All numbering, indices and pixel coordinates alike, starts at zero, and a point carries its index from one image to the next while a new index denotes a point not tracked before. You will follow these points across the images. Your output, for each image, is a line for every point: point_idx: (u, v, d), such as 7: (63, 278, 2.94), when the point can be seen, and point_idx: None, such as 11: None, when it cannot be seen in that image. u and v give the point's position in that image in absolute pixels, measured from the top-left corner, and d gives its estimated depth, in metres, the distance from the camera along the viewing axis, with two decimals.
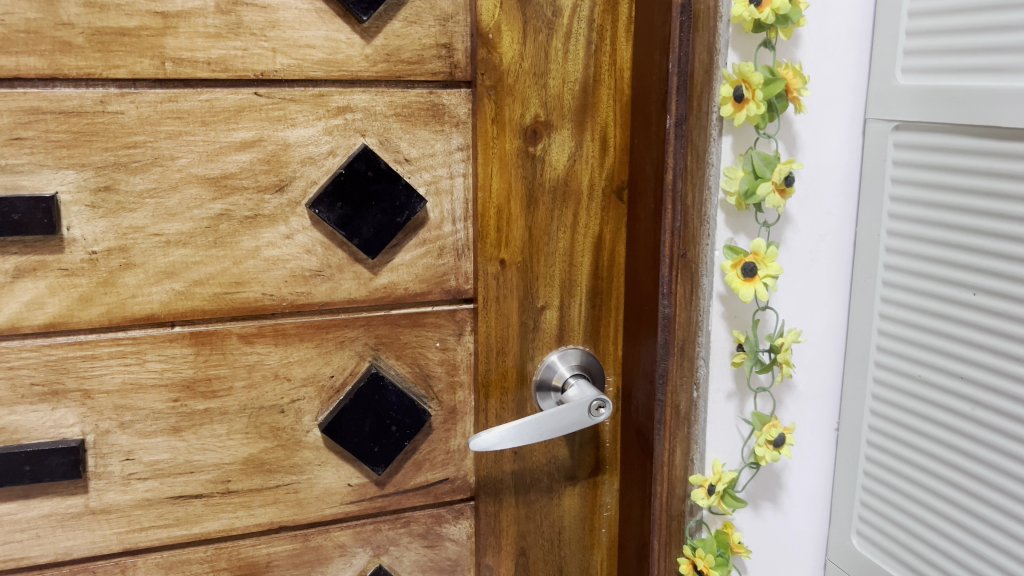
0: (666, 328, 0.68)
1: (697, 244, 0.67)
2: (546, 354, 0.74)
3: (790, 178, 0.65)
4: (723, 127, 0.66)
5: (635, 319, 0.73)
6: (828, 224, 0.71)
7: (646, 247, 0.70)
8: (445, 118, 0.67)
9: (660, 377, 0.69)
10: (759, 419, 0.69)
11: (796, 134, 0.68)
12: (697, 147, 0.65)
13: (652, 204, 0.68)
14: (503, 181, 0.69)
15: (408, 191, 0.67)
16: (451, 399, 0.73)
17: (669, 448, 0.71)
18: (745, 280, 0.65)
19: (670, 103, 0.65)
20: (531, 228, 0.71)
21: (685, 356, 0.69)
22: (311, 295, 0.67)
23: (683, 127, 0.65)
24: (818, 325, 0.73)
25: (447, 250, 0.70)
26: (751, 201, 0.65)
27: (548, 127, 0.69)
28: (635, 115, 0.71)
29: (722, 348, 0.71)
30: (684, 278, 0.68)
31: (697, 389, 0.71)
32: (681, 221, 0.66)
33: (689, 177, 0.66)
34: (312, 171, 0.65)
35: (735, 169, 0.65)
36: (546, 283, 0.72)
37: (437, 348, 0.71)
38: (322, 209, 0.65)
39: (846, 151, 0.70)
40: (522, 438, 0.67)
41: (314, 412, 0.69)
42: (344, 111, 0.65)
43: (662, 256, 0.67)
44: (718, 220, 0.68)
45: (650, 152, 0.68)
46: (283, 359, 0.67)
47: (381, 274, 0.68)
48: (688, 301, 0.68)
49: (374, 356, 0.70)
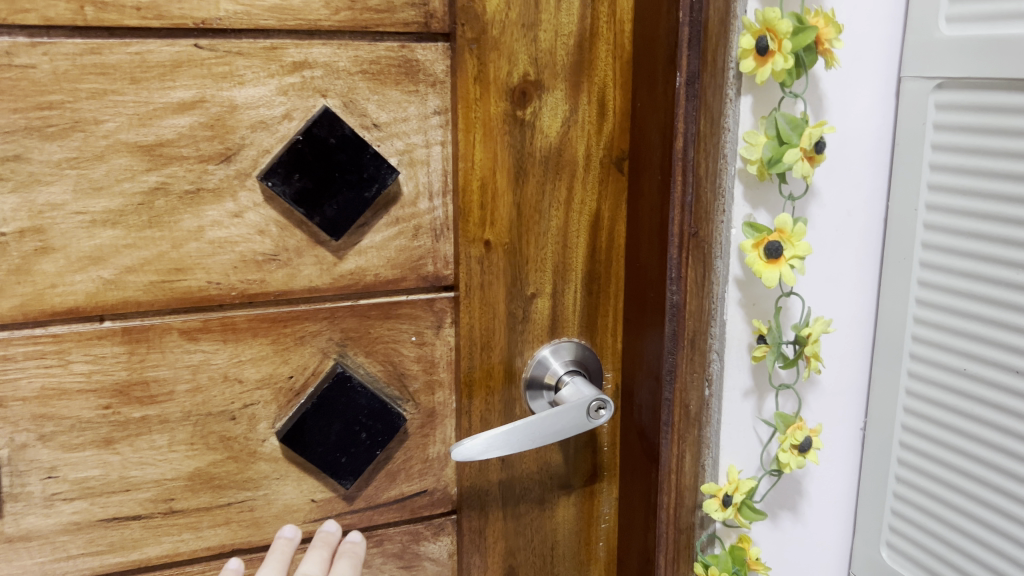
0: (675, 318, 0.60)
1: (711, 221, 0.58)
2: (537, 348, 0.65)
3: (820, 143, 0.56)
4: (741, 86, 0.58)
5: (639, 308, 0.64)
6: (858, 198, 0.62)
7: (652, 226, 0.61)
8: (420, 76, 0.58)
9: (668, 373, 0.61)
10: (783, 420, 0.60)
11: (823, 93, 0.59)
12: (711, 110, 0.57)
13: (659, 176, 0.59)
14: (488, 151, 0.59)
15: (378, 161, 0.58)
16: (429, 401, 0.64)
17: (679, 454, 0.62)
18: (768, 262, 0.56)
19: (681, 58, 0.56)
20: (520, 204, 0.61)
21: (696, 350, 0.61)
22: (265, 283, 0.58)
23: (696, 85, 0.56)
24: (845, 312, 0.65)
25: (423, 231, 0.61)
26: (775, 171, 0.56)
27: (539, 87, 0.60)
28: (639, 75, 0.62)
29: (739, 339, 0.62)
30: (697, 261, 0.59)
31: (709, 387, 0.62)
32: (694, 196, 0.58)
33: (702, 144, 0.57)
34: (263, 137, 0.55)
35: (756, 134, 0.57)
36: (537, 267, 0.63)
37: (413, 342, 0.62)
38: (275, 181, 0.56)
39: (878, 114, 0.61)
40: (511, 446, 0.58)
41: (271, 419, 0.60)
42: (301, 67, 0.55)
43: (670, 235, 0.58)
44: (737, 193, 0.59)
45: (656, 116, 0.59)
46: (233, 358, 0.58)
47: (346, 258, 0.59)
48: (700, 287, 0.59)
49: (340, 353, 0.60)
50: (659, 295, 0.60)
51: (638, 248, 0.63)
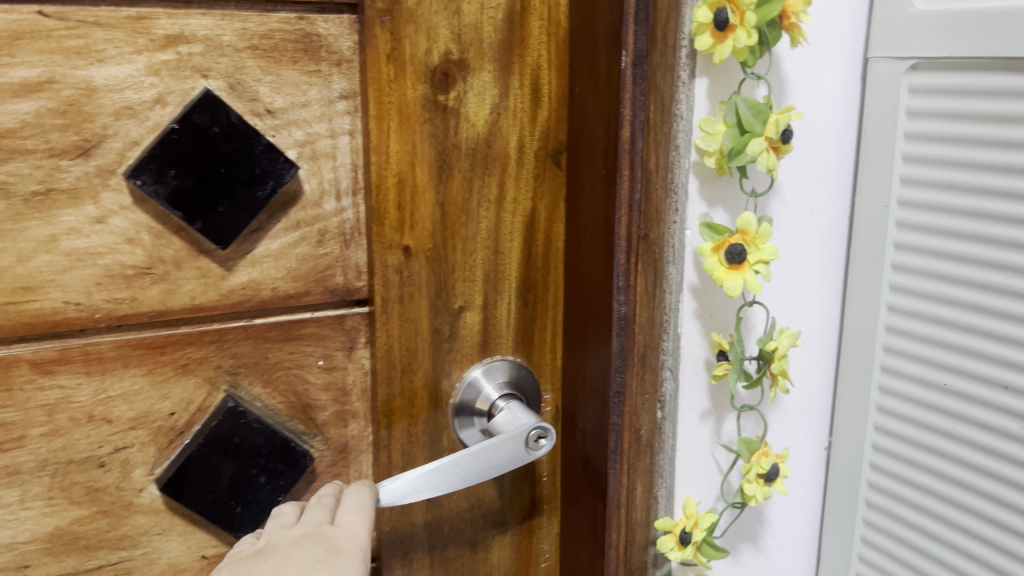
0: (623, 332, 0.52)
1: (662, 223, 0.51)
2: (466, 369, 0.56)
3: (786, 132, 0.49)
4: (695, 66, 0.50)
5: (581, 322, 0.56)
6: (820, 193, 0.56)
7: (594, 228, 0.53)
8: (322, 54, 0.49)
9: (616, 395, 0.53)
10: (748, 446, 0.52)
11: (786, 75, 0.52)
12: (661, 94, 0.49)
13: (601, 170, 0.52)
14: (405, 141, 0.51)
15: (272, 154, 0.48)
16: (341, 435, 0.55)
17: (630, 488, 0.55)
18: (730, 268, 0.49)
19: (626, 34, 0.47)
20: (444, 203, 0.53)
21: (646, 368, 0.53)
22: (137, 303, 0.48)
23: (644, 65, 0.48)
24: (809, 320, 0.58)
25: (329, 236, 0.52)
26: (736, 164, 0.49)
27: (462, 68, 0.52)
28: (578, 56, 0.54)
29: (694, 356, 0.55)
30: (646, 267, 0.51)
31: (661, 409, 0.55)
32: (643, 193, 0.50)
33: (651, 133, 0.49)
34: (130, 126, 0.46)
35: (715, 121, 0.49)
36: (465, 276, 0.55)
37: (321, 367, 0.53)
38: (146, 179, 0.46)
39: (844, 100, 0.55)
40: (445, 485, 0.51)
41: (148, 464, 0.50)
42: (176, 42, 0.46)
43: (616, 238, 0.50)
44: (692, 189, 0.52)
45: (598, 103, 0.51)
46: (100, 394, 0.48)
47: (237, 271, 0.50)
48: (650, 297, 0.52)
49: (231, 386, 0.51)
50: (605, 308, 0.52)
51: (579, 253, 0.55)
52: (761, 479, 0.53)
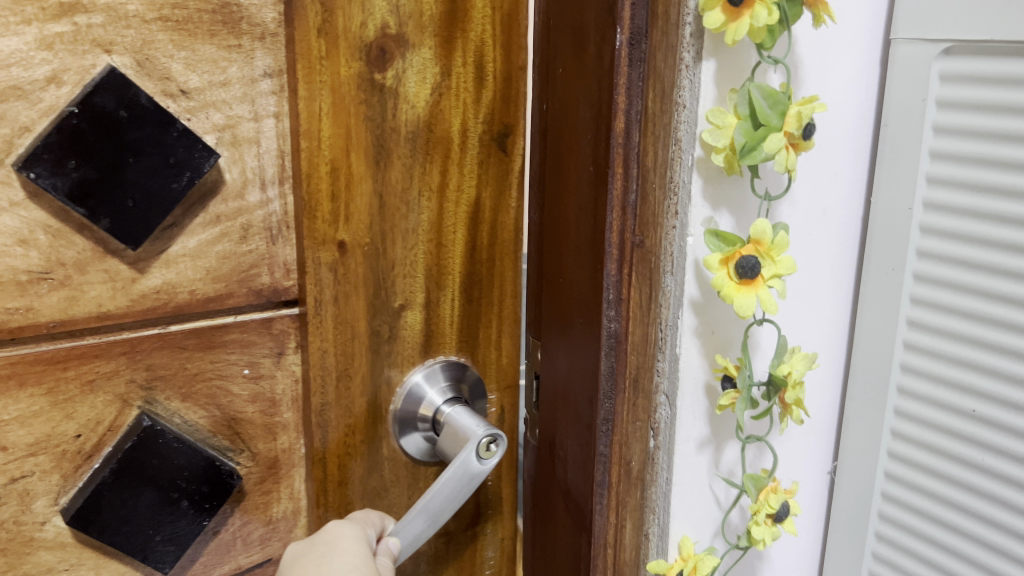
0: (614, 351, 0.49)
1: (660, 229, 0.47)
2: (408, 373, 0.52)
3: (806, 126, 0.46)
4: (702, 48, 0.45)
5: (572, 334, 0.51)
6: (835, 189, 0.57)
7: (579, 234, 0.49)
8: (242, 26, 0.44)
9: (604, 422, 0.50)
10: (756, 484, 0.51)
11: (801, 58, 0.50)
12: (663, 81, 0.45)
13: (589, 167, 0.48)
14: (338, 124, 0.46)
15: (188, 140, 0.42)
16: (271, 449, 0.50)
17: (616, 511, 0.52)
18: (740, 283, 0.45)
19: (623, 9, 0.44)
20: (382, 193, 0.48)
21: (639, 392, 0.50)
22: (32, 312, 0.42)
23: (641, 45, 0.44)
24: (826, 302, 0.60)
25: (253, 231, 0.46)
26: (748, 161, 0.44)
27: (400, 44, 0.47)
28: (560, 37, 0.49)
29: (695, 379, 0.51)
30: (641, 280, 0.48)
31: (654, 438, 0.52)
32: (639, 195, 0.47)
33: (649, 125, 0.46)
34: (19, 109, 0.39)
35: (725, 113, 0.45)
36: (406, 272, 0.50)
37: (246, 377, 0.48)
38: (41, 171, 0.39)
39: (862, 86, 0.57)
40: (420, 510, 0.49)
41: (51, 494, 0.44)
42: (72, 11, 0.40)
43: (609, 245, 0.47)
44: (696, 189, 0.48)
45: (586, 87, 0.47)
46: None
47: (150, 272, 0.44)
48: (644, 312, 0.49)
49: (146, 402, 0.45)
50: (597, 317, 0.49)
51: (563, 258, 0.51)
52: (769, 520, 0.53)
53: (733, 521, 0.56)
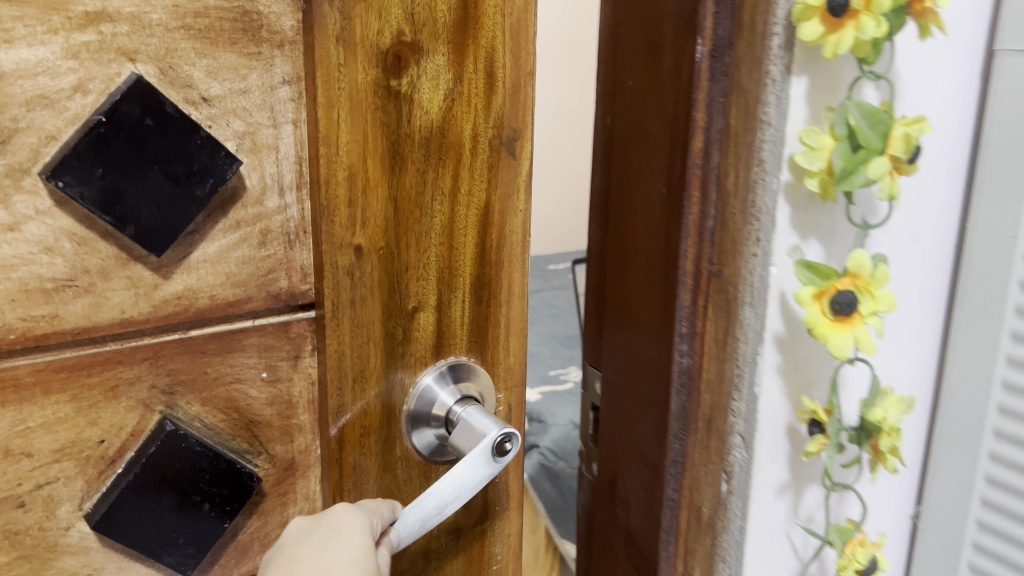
0: (685, 388, 0.56)
1: (737, 259, 0.53)
2: (419, 374, 0.52)
3: (904, 151, 0.51)
4: (795, 64, 0.49)
5: (626, 341, 0.60)
6: (928, 222, 0.62)
7: (653, 254, 0.56)
8: (262, 34, 0.44)
9: (674, 460, 0.57)
10: (842, 537, 0.56)
11: (893, 73, 0.54)
12: (745, 100, 0.49)
13: (661, 188, 0.54)
14: (356, 130, 0.46)
15: (211, 147, 0.43)
16: (287, 451, 0.50)
17: (685, 513, 0.58)
18: (835, 320, 0.50)
19: (706, 19, 0.49)
20: (397, 197, 0.49)
21: (712, 433, 0.56)
22: (57, 319, 0.42)
23: (725, 58, 0.49)
24: (921, 316, 0.66)
25: (272, 236, 0.47)
26: (846, 186, 0.48)
27: (415, 51, 0.48)
28: (630, 43, 0.55)
29: (775, 420, 0.55)
30: (717, 312, 0.54)
31: (727, 482, 0.57)
32: (716, 222, 0.52)
33: (730, 146, 0.51)
34: (45, 118, 0.40)
35: (819, 135, 0.48)
36: (419, 275, 0.51)
37: (264, 380, 0.49)
38: (69, 180, 0.40)
39: (959, 103, 0.61)
40: (422, 515, 0.50)
41: (76, 500, 0.44)
42: (97, 20, 0.40)
43: (685, 271, 0.53)
44: (783, 215, 0.52)
45: (659, 100, 0.53)
46: (17, 425, 0.42)
47: (172, 278, 0.44)
48: (719, 349, 0.55)
49: (167, 407, 0.46)
50: (659, 331, 0.56)
51: (609, 274, 0.61)
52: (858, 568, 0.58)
53: (813, 571, 0.62)
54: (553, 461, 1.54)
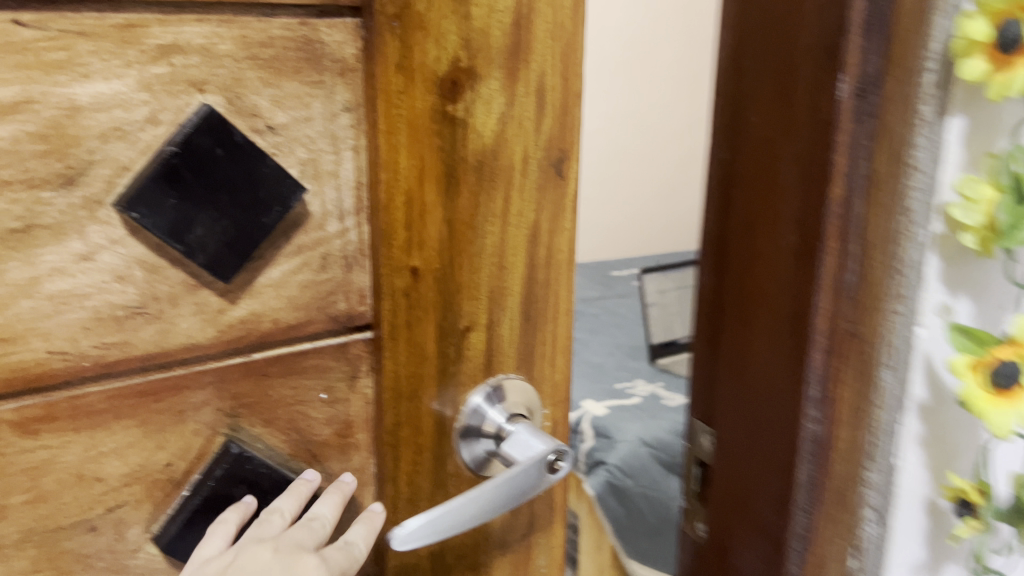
0: (816, 456, 0.55)
1: (873, 317, 0.54)
2: (469, 394, 0.53)
3: None
4: (942, 108, 0.52)
5: (739, 399, 0.59)
6: None
7: (781, 315, 0.54)
8: (324, 63, 0.45)
9: (801, 535, 0.57)
10: None
11: None
12: (885, 142, 0.50)
13: (790, 241, 0.53)
14: (414, 156, 0.47)
15: (278, 175, 0.44)
16: (344, 470, 0.51)
17: (811, 570, 0.58)
18: (994, 393, 0.52)
19: (850, 58, 0.48)
20: (452, 220, 0.50)
21: (835, 502, 0.57)
22: (127, 346, 0.43)
23: (869, 102, 0.49)
24: None
25: (332, 260, 0.48)
26: (1009, 241, 0.51)
27: (471, 76, 0.48)
28: (759, 77, 0.53)
29: (916, 493, 0.60)
30: (854, 374, 0.55)
31: (844, 544, 0.59)
32: (854, 276, 0.52)
33: (870, 192, 0.51)
34: (119, 149, 0.40)
35: (980, 185, 0.51)
36: (471, 295, 0.52)
37: (322, 401, 0.49)
38: (143, 211, 0.41)
39: None
40: (462, 524, 0.48)
41: (144, 522, 0.45)
42: (169, 53, 0.40)
43: (822, 335, 0.53)
44: (931, 270, 0.55)
45: (791, 139, 0.52)
46: (89, 451, 0.43)
47: (238, 303, 0.45)
48: (851, 414, 0.56)
49: (232, 429, 0.46)
50: (789, 391, 0.54)
51: (724, 331, 0.59)
52: None
53: None
54: (621, 479, 1.71)
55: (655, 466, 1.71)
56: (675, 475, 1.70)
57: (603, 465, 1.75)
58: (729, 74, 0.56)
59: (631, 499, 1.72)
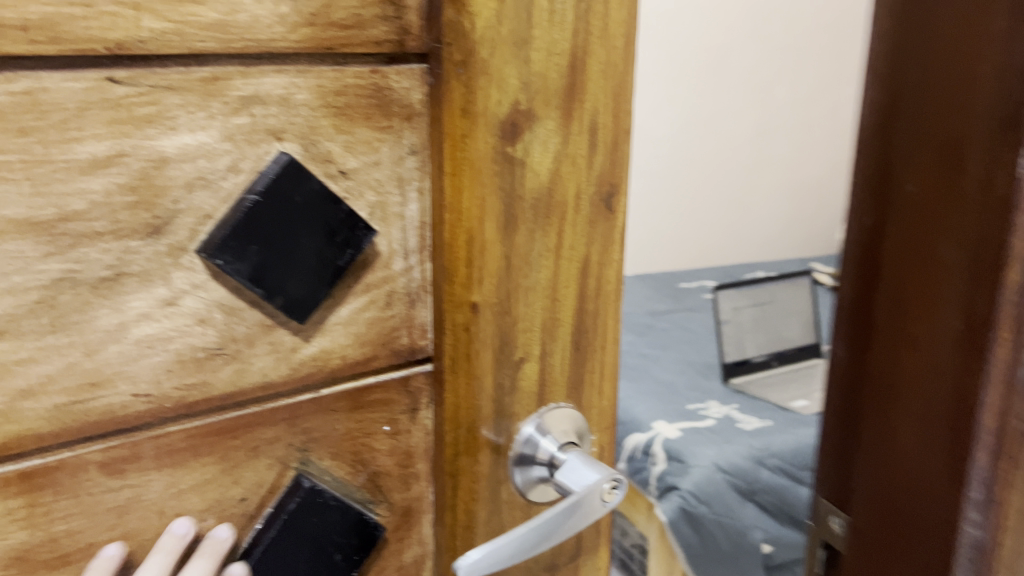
0: (976, 559, 0.47)
1: None
2: (522, 423, 0.55)
3: None
4: None
5: (875, 477, 0.52)
6: None
7: (937, 408, 0.47)
8: (393, 108, 0.46)
9: None
10: None
11: None
12: None
13: (957, 332, 0.45)
14: (476, 196, 0.48)
15: (352, 220, 0.45)
16: (404, 498, 0.53)
17: None
18: None
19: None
20: (509, 256, 0.51)
21: None
22: (207, 387, 0.44)
23: None
24: None
25: (397, 297, 0.49)
26: None
27: (529, 117, 0.49)
28: (918, 140, 0.47)
29: None
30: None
31: None
32: None
33: None
34: (203, 198, 0.42)
35: None
36: (526, 328, 0.53)
37: (386, 433, 0.51)
38: (227, 257, 0.42)
39: None
40: (521, 552, 0.50)
41: (220, 554, 0.47)
42: (250, 104, 0.42)
43: (982, 437, 0.45)
44: None
45: (959, 213, 0.45)
46: (170, 487, 0.44)
47: (310, 342, 0.46)
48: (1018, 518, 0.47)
49: (302, 462, 0.48)
50: (947, 460, 0.46)
51: (868, 408, 0.53)
52: None
53: None
54: (694, 504, 1.30)
55: (735, 495, 1.30)
56: (798, 491, 1.33)
57: (672, 488, 1.34)
58: (881, 115, 0.50)
59: (705, 527, 1.32)
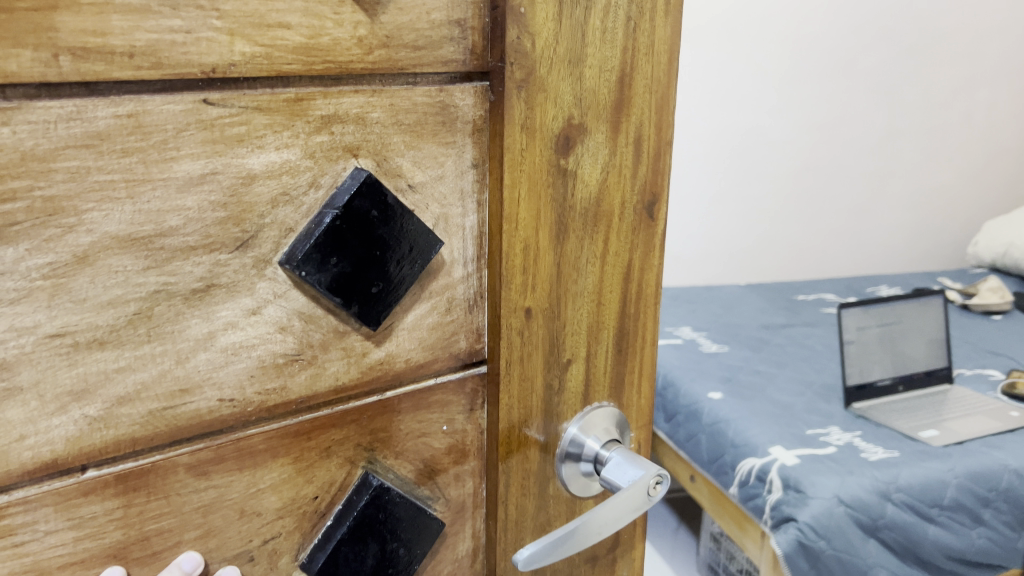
0: None
1: None
2: (568, 423, 0.57)
3: None
4: None
5: None
6: None
7: None
8: (457, 125, 0.49)
9: None
10: None
11: None
12: None
13: None
14: (532, 206, 0.51)
15: (421, 232, 0.48)
16: (459, 494, 0.56)
17: None
18: None
19: None
20: (561, 263, 0.53)
21: None
22: (285, 391, 0.46)
23: None
24: None
25: (456, 304, 0.52)
26: None
27: (581, 131, 0.52)
28: None
29: None
30: None
31: None
32: None
33: None
34: (286, 213, 0.44)
35: None
36: (574, 332, 0.56)
37: (443, 432, 0.54)
38: (310, 269, 0.44)
39: None
40: (570, 545, 0.53)
41: (293, 549, 0.49)
42: (331, 122, 0.44)
43: None
44: None
45: None
46: (250, 488, 0.46)
47: (378, 346, 0.49)
48: None
49: (369, 461, 0.50)
50: None
51: None
52: None
53: None
54: (814, 539, 1.24)
55: (853, 528, 1.26)
56: (922, 526, 1.29)
57: (788, 522, 1.29)
58: None
59: (825, 563, 1.26)
